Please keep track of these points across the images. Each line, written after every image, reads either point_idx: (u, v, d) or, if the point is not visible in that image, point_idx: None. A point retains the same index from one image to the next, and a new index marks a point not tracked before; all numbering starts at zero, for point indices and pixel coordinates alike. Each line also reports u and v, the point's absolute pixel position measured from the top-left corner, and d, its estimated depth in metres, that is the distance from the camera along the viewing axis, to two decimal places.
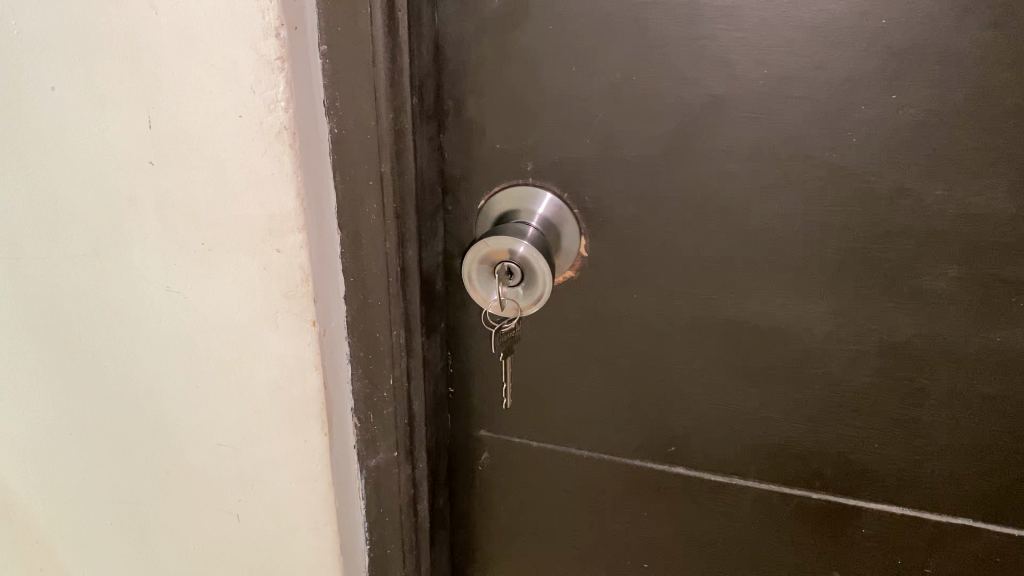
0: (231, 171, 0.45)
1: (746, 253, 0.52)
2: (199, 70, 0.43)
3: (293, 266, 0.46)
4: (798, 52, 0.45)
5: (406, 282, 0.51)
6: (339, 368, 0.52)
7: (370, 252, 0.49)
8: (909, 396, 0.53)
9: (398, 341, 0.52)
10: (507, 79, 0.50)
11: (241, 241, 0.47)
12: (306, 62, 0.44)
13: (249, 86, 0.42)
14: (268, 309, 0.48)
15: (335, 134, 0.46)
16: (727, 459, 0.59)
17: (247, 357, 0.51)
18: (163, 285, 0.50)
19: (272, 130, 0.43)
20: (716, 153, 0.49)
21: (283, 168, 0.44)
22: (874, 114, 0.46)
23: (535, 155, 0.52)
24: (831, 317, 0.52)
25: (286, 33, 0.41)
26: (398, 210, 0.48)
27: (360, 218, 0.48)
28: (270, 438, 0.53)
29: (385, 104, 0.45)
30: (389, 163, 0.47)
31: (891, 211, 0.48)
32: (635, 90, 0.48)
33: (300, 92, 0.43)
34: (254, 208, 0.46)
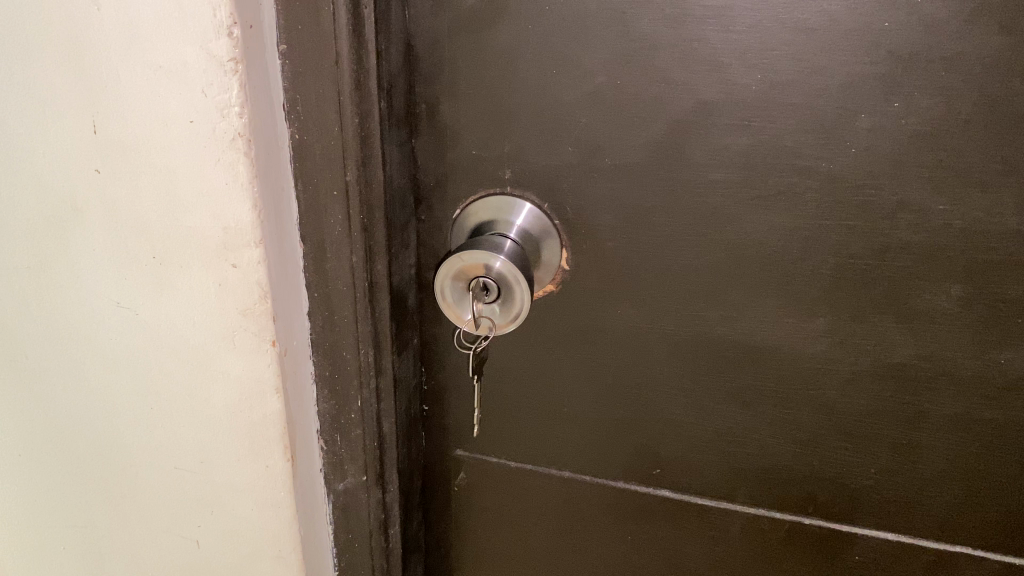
0: (182, 181, 0.42)
1: (737, 269, 0.49)
2: (147, 72, 0.39)
3: (250, 284, 0.43)
4: (794, 56, 0.42)
5: (375, 297, 0.47)
6: (303, 389, 0.49)
7: (336, 266, 0.46)
8: (907, 419, 0.50)
9: (366, 361, 0.49)
10: (483, 81, 0.47)
11: (195, 256, 0.43)
12: (264, 64, 0.40)
13: (199, 89, 0.39)
14: (225, 329, 0.45)
15: (296, 139, 0.43)
16: (714, 482, 0.56)
17: (204, 379, 0.47)
18: (113, 301, 0.46)
19: (226, 137, 0.40)
20: (705, 162, 0.46)
21: (238, 177, 0.41)
22: (874, 123, 0.43)
23: (513, 163, 0.49)
24: (826, 337, 0.49)
25: (240, 31, 0.38)
26: (366, 222, 0.45)
27: (325, 230, 0.45)
28: (230, 463, 0.50)
29: (350, 109, 0.42)
30: (355, 172, 0.43)
31: (892, 226, 0.45)
32: (619, 95, 0.45)
33: (257, 96, 0.40)
34: (207, 220, 0.42)
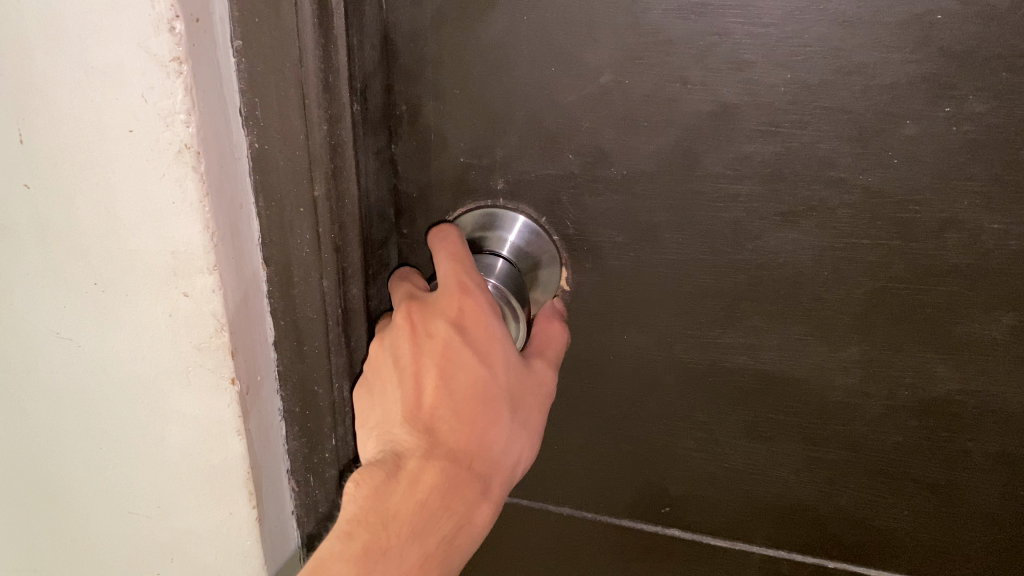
0: (123, 200, 0.36)
1: (759, 291, 0.43)
2: (77, 74, 0.34)
3: (204, 315, 0.38)
4: (830, 53, 0.37)
5: (350, 325, 0.42)
6: (269, 426, 0.44)
7: (304, 293, 0.40)
8: (947, 458, 0.45)
9: (341, 396, 0.43)
10: (472, 79, 0.41)
11: (141, 284, 0.38)
12: (215, 63, 0.34)
13: (139, 93, 0.33)
14: (180, 364, 0.40)
15: (257, 148, 0.37)
16: (730, 522, 0.51)
17: (158, 419, 0.42)
18: (53, 331, 0.41)
19: (172, 149, 0.34)
20: (724, 173, 0.40)
21: (187, 195, 0.35)
22: (919, 131, 0.38)
23: (506, 172, 0.43)
24: (857, 368, 0.44)
25: (183, 26, 0.32)
26: (338, 241, 0.39)
27: (291, 251, 0.39)
28: (189, 509, 0.44)
29: (319, 115, 0.36)
30: (324, 186, 0.38)
31: (936, 246, 0.40)
32: (627, 96, 0.39)
33: (208, 101, 0.34)
34: (154, 244, 0.37)
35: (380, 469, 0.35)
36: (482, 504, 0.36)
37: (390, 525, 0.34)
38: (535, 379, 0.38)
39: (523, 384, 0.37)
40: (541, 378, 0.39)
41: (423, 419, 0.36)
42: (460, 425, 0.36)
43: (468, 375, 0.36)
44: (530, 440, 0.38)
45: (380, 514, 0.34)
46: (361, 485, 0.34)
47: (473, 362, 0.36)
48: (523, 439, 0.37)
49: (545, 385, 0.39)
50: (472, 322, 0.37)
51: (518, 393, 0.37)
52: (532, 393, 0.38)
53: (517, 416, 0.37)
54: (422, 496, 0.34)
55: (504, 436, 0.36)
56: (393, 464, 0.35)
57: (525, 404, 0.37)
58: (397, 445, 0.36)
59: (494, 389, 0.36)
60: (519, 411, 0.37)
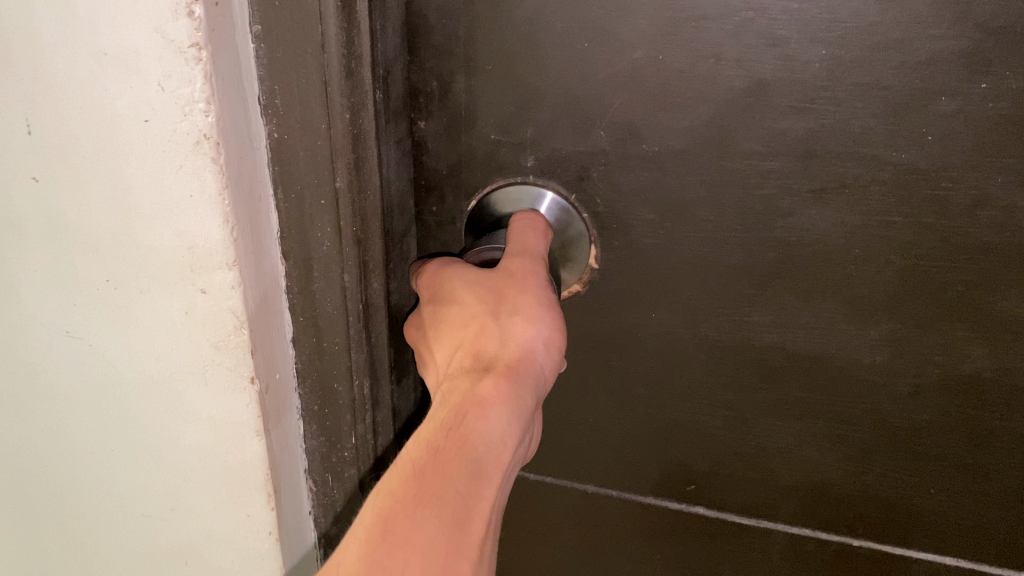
0: (137, 194, 0.34)
1: (790, 270, 0.42)
2: (89, 61, 0.32)
3: (223, 311, 0.36)
4: (869, 28, 0.36)
5: (371, 320, 0.40)
6: (287, 424, 0.42)
7: (323, 287, 0.39)
8: (977, 438, 0.45)
9: (360, 394, 0.42)
10: (497, 56, 0.39)
11: (157, 281, 0.37)
12: (235, 47, 0.33)
13: (155, 82, 0.32)
14: (196, 362, 0.38)
15: (276, 138, 0.36)
16: (755, 500, 0.50)
17: (174, 419, 0.41)
18: (60, 329, 0.39)
19: (190, 139, 0.32)
20: (756, 151, 0.39)
21: (205, 188, 0.33)
22: (957, 107, 0.37)
23: (531, 151, 0.42)
24: (887, 346, 0.44)
25: (202, 10, 0.30)
26: (360, 234, 0.38)
27: (311, 243, 0.38)
28: (205, 508, 0.43)
29: (342, 102, 0.34)
30: (346, 176, 0.36)
31: (969, 223, 0.39)
32: (659, 73, 0.38)
33: (228, 90, 0.32)
34: (169, 240, 0.35)
35: None
36: (491, 379, 0.31)
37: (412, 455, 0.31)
38: (519, 279, 0.36)
39: (500, 288, 0.36)
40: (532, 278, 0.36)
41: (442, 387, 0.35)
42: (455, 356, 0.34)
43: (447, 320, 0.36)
44: (530, 319, 0.34)
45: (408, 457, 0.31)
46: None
47: (448, 308, 0.37)
48: (522, 323, 0.34)
49: (535, 280, 0.36)
50: (441, 284, 0.38)
51: (500, 297, 0.35)
52: (518, 287, 0.35)
53: (502, 314, 0.35)
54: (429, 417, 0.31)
55: (496, 331, 0.34)
56: None
57: (512, 298, 0.35)
58: None
59: (468, 311, 0.35)
60: (504, 309, 0.35)
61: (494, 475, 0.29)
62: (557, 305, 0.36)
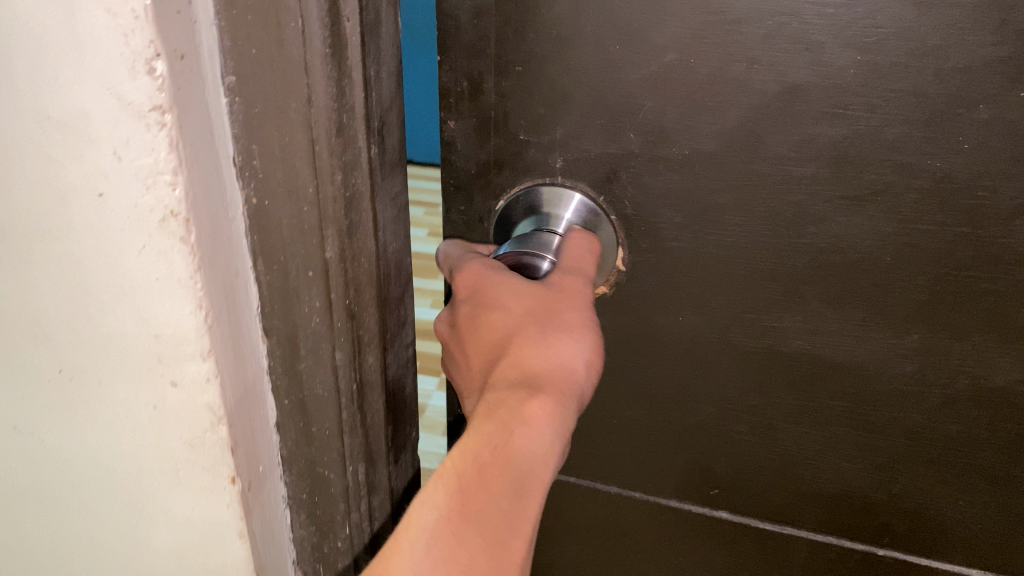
0: (105, 258, 0.35)
1: (819, 276, 0.43)
2: (54, 131, 0.32)
3: (197, 402, 0.38)
4: (903, 34, 0.36)
5: (364, 398, 0.44)
6: (263, 481, 0.45)
7: (311, 364, 0.43)
8: (1006, 451, 0.45)
9: (350, 475, 0.47)
10: (534, 57, 0.41)
11: (126, 368, 0.38)
12: (203, 112, 0.34)
13: (113, 150, 0.32)
14: (173, 446, 0.40)
15: (253, 203, 0.38)
16: (779, 507, 0.51)
17: (143, 487, 0.42)
18: (31, 375, 0.40)
19: (156, 209, 0.33)
20: (788, 154, 0.40)
21: (173, 256, 0.34)
22: (994, 114, 0.37)
23: (565, 150, 0.43)
24: (917, 356, 0.44)
25: (164, 66, 0.30)
26: (350, 308, 0.41)
27: (297, 320, 0.41)
28: (186, 566, 0.45)
29: (333, 164, 0.36)
30: (335, 247, 0.39)
31: (1002, 233, 0.39)
32: (691, 76, 0.39)
33: (195, 161, 0.33)
34: (135, 324, 0.37)
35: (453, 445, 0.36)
36: (537, 401, 0.33)
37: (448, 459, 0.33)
38: (564, 296, 0.38)
39: (544, 302, 0.37)
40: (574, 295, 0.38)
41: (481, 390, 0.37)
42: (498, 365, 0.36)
43: (488, 323, 0.38)
44: (575, 340, 0.36)
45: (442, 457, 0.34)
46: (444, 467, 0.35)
47: (488, 315, 0.38)
48: (565, 342, 0.36)
49: (580, 300, 0.38)
50: (478, 284, 0.39)
51: (545, 311, 0.37)
52: (564, 308, 0.37)
53: (547, 329, 0.36)
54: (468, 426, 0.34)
55: (540, 346, 0.35)
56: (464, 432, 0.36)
57: (559, 317, 0.37)
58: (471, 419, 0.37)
59: (511, 322, 0.37)
60: (549, 324, 0.36)
61: (530, 499, 0.32)
62: (596, 328, 0.37)
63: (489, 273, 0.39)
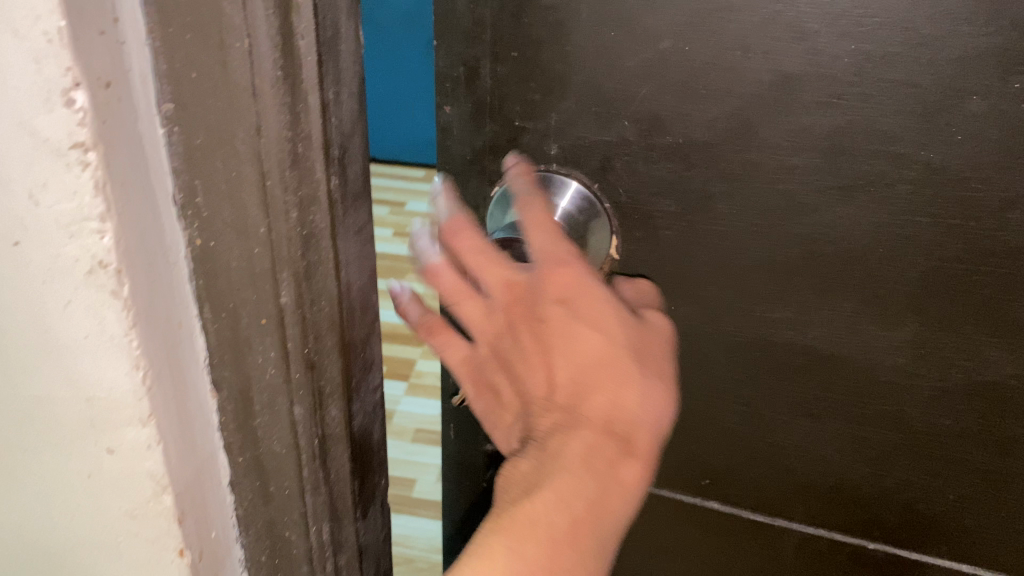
0: (27, 309, 0.32)
1: (812, 267, 0.43)
2: None
3: (139, 471, 0.35)
4: (898, 24, 0.36)
5: (327, 451, 0.42)
6: (217, 549, 0.42)
7: (267, 421, 0.40)
8: (998, 447, 0.45)
9: (315, 539, 0.44)
10: (530, 43, 0.41)
11: (53, 433, 0.35)
12: (133, 148, 0.30)
13: (28, 194, 0.30)
14: (110, 512, 0.37)
15: (198, 246, 0.35)
16: (771, 499, 0.51)
17: (81, 557, 0.40)
18: None
19: (85, 265, 0.30)
20: (782, 144, 0.40)
21: (106, 313, 0.31)
22: (988, 105, 0.37)
23: (559, 137, 0.43)
24: (909, 349, 0.44)
25: (84, 97, 0.27)
26: (310, 358, 0.38)
27: (249, 372, 0.38)
28: None
29: (288, 201, 0.34)
30: (290, 293, 0.36)
31: (995, 225, 0.39)
32: (686, 63, 0.39)
33: (128, 199, 0.30)
34: (64, 389, 0.34)
35: (530, 452, 0.37)
36: (632, 460, 0.36)
37: (544, 485, 0.35)
38: (654, 330, 0.41)
39: (641, 339, 0.39)
40: (659, 329, 0.41)
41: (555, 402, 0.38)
42: (589, 393, 0.37)
43: (579, 341, 0.39)
44: (667, 388, 0.39)
45: (536, 474, 0.35)
46: (516, 479, 0.36)
47: (581, 329, 0.39)
48: (660, 392, 0.38)
49: (667, 342, 0.41)
50: (570, 290, 0.39)
51: (642, 349, 0.39)
52: (657, 349, 0.40)
53: (645, 372, 0.38)
54: (570, 458, 0.35)
55: (642, 388, 0.38)
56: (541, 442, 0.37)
57: (653, 360, 0.39)
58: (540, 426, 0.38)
59: (611, 350, 0.38)
60: (643, 364, 0.39)
61: (611, 543, 0.35)
62: (674, 373, 0.40)
63: (585, 277, 0.40)
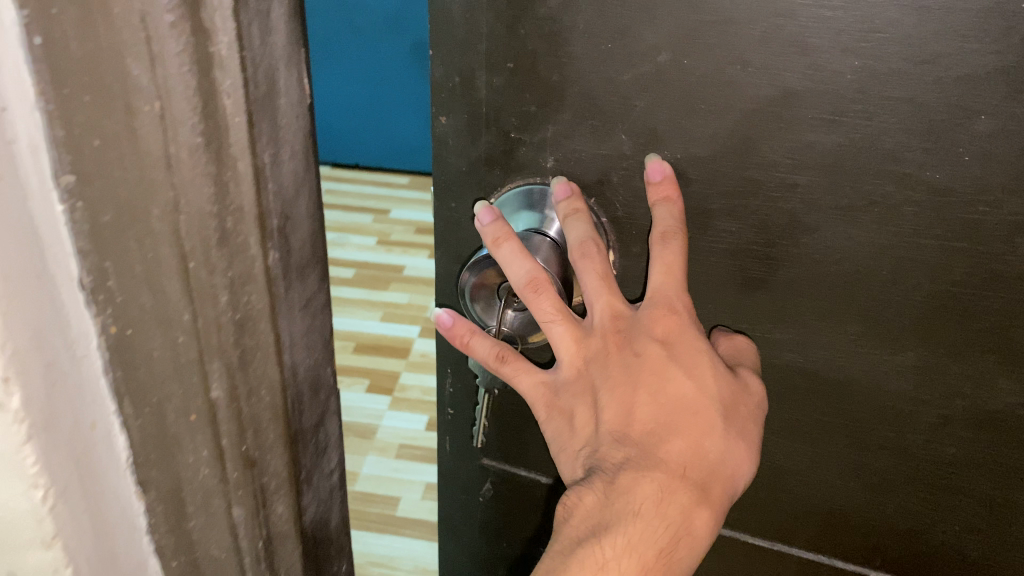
0: None
1: (812, 287, 0.42)
2: None
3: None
4: (904, 39, 0.35)
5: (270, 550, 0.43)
6: None
7: (205, 523, 0.39)
8: (1004, 477, 0.43)
9: None
10: (526, 55, 0.40)
11: None
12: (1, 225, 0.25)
13: None
14: None
15: (112, 334, 0.32)
16: (771, 523, 0.50)
17: None
18: None
19: None
20: (782, 161, 0.39)
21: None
22: (997, 126, 0.35)
23: (555, 150, 0.42)
24: (913, 374, 0.42)
25: None
26: (253, 455, 0.39)
27: (179, 470, 0.37)
28: None
29: (218, 283, 0.33)
30: (222, 388, 0.36)
31: (1004, 250, 0.38)
32: (684, 77, 0.38)
33: (21, 289, 0.26)
34: None
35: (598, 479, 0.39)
36: (707, 508, 0.39)
37: (625, 518, 0.37)
38: (750, 390, 0.42)
39: (733, 399, 0.41)
40: (757, 389, 0.42)
41: (629, 438, 0.40)
42: (668, 437, 0.40)
43: (676, 385, 0.41)
44: (749, 449, 0.42)
45: (613, 497, 0.38)
46: (582, 509, 0.38)
47: (680, 375, 0.41)
48: (742, 449, 0.41)
49: (754, 408, 0.42)
50: (676, 338, 0.42)
51: (732, 406, 0.41)
52: (745, 411, 0.42)
53: (729, 430, 0.41)
54: (646, 492, 0.38)
55: (721, 443, 0.41)
56: (608, 474, 0.39)
57: (741, 417, 0.42)
58: (607, 459, 0.40)
59: (701, 400, 0.41)
60: (732, 422, 0.41)
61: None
62: (755, 437, 0.42)
63: (687, 332, 0.42)
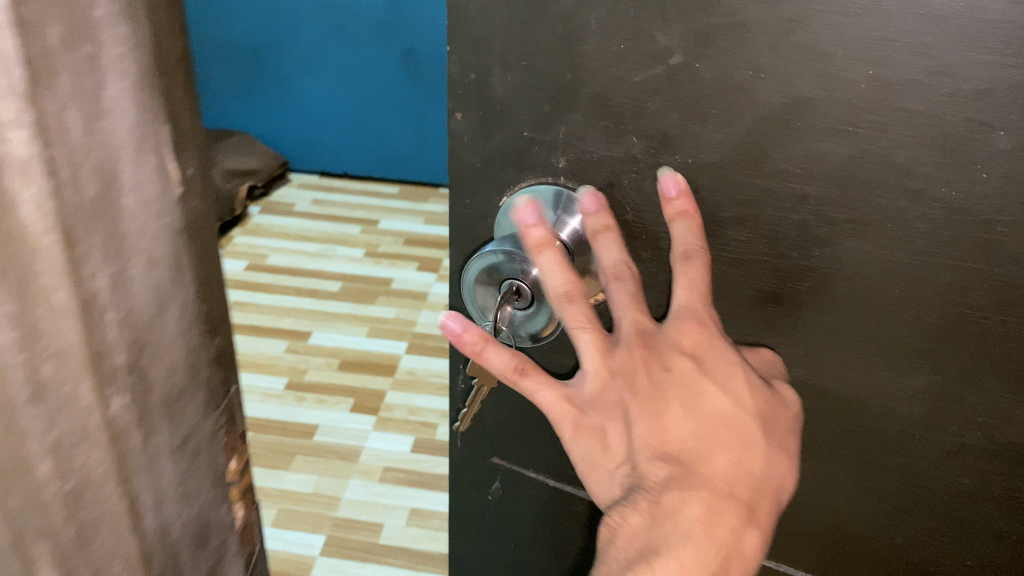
0: None
1: (823, 303, 0.41)
2: None
3: None
4: (922, 49, 0.33)
5: None
6: None
7: None
8: (1014, 510, 0.43)
9: None
10: (540, 55, 0.40)
11: None
12: None
13: None
14: None
15: None
16: (776, 542, 0.50)
17: None
18: None
19: None
20: (792, 171, 0.38)
21: None
22: (1017, 143, 0.34)
23: (567, 150, 0.42)
24: (925, 398, 0.41)
25: None
26: None
27: None
28: None
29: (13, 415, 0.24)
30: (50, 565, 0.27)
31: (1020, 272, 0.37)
32: (695, 82, 0.37)
33: None
34: None
35: (643, 499, 0.38)
36: (755, 526, 0.38)
37: (677, 540, 0.37)
38: (786, 404, 0.41)
39: (768, 412, 0.41)
40: (791, 402, 0.42)
41: (668, 456, 0.39)
42: (709, 453, 0.39)
43: (711, 401, 0.40)
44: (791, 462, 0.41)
45: (662, 521, 0.37)
46: (627, 532, 0.38)
47: (713, 391, 0.40)
48: (786, 463, 0.40)
49: (790, 419, 0.41)
50: (706, 353, 0.41)
51: (768, 418, 0.40)
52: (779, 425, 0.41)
53: (770, 442, 0.40)
54: (696, 514, 0.37)
55: (764, 456, 0.40)
56: (651, 495, 0.38)
57: (779, 432, 0.41)
58: (646, 479, 0.39)
59: (737, 416, 0.40)
60: (772, 437, 0.40)
61: None
62: (796, 451, 0.42)
63: (715, 345, 0.41)
